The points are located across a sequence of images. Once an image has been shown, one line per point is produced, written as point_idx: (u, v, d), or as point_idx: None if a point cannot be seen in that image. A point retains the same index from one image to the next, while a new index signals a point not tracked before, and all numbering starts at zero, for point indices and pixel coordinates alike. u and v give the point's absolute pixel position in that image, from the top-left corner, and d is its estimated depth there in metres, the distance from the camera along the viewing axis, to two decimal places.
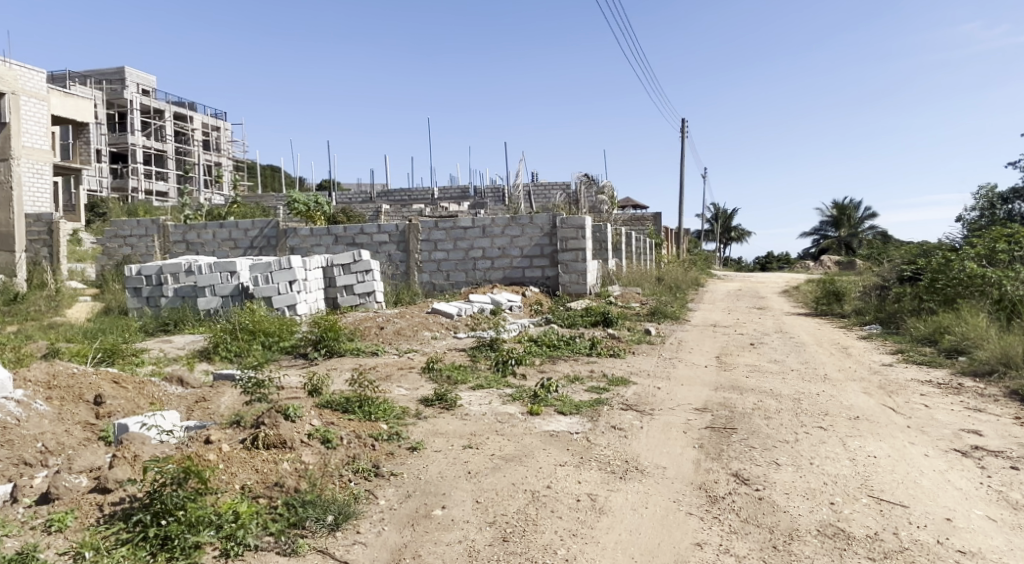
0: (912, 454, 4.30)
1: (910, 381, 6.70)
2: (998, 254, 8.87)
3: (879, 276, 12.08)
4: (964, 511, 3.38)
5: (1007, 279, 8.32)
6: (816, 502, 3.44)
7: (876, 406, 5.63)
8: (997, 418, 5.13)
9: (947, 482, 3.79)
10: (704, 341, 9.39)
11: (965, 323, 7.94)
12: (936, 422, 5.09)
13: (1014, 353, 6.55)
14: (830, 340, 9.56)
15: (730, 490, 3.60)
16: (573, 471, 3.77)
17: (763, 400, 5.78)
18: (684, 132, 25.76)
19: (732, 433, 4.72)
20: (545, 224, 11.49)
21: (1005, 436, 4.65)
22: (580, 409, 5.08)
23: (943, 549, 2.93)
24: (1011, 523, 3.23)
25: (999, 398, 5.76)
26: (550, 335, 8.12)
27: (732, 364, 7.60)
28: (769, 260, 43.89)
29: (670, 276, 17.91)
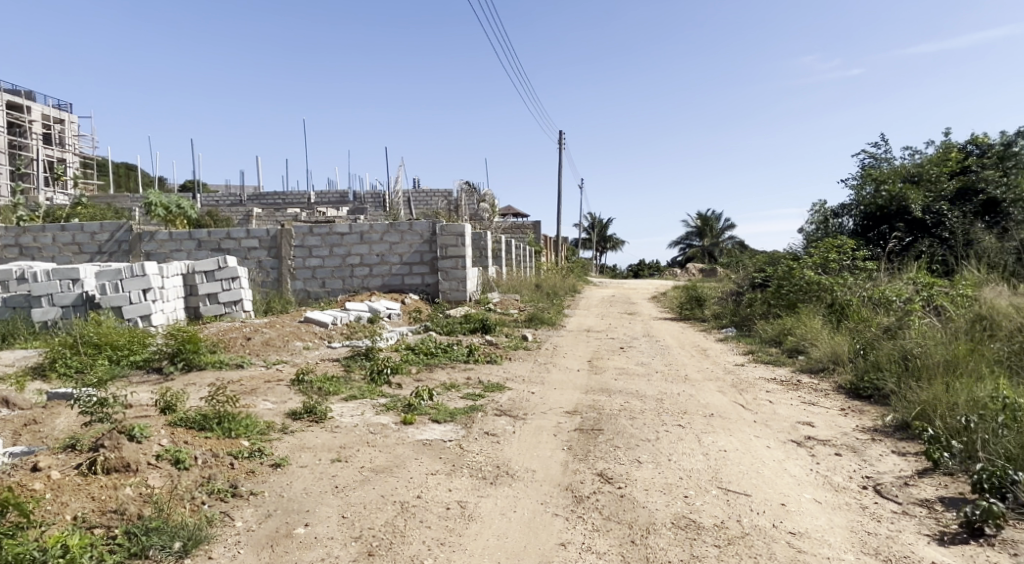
0: (756, 446, 4.71)
1: (758, 379, 7.34)
2: (831, 264, 9.87)
3: (736, 283, 13.12)
4: (796, 495, 3.75)
5: (838, 285, 9.22)
6: (671, 496, 3.68)
7: (728, 403, 6.10)
8: (827, 411, 5.75)
9: (784, 470, 4.19)
10: (577, 345, 9.74)
11: (804, 326, 8.81)
12: (778, 416, 5.61)
13: (842, 351, 7.36)
14: (692, 343, 10.25)
15: (595, 490, 3.76)
16: (444, 480, 3.78)
17: (629, 401, 6.09)
18: (561, 144, 26.67)
19: (599, 433, 4.93)
20: (424, 231, 11.43)
21: (832, 426, 5.22)
22: (454, 416, 5.10)
23: (777, 532, 3.24)
24: (833, 505, 3.62)
25: (829, 393, 6.45)
26: (427, 342, 8.08)
27: (602, 368, 7.95)
28: (642, 268, 46.29)
29: (548, 282, 18.42)
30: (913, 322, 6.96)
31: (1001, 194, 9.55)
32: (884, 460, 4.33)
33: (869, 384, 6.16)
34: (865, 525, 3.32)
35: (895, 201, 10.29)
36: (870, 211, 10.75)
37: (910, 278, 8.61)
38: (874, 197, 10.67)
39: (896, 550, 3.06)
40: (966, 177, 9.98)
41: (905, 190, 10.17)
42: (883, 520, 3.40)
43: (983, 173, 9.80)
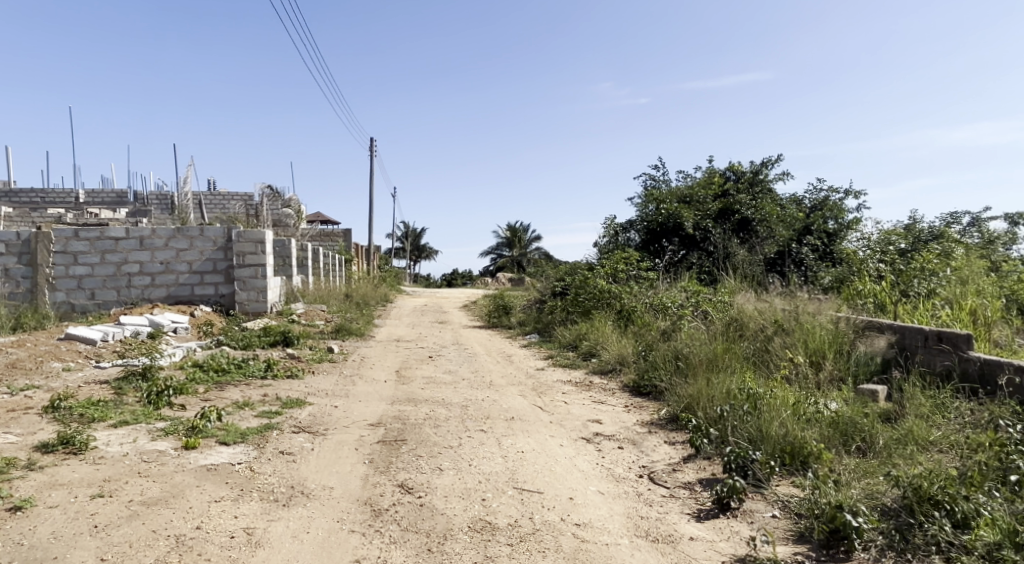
0: (551, 445, 5.01)
1: (555, 381, 7.83)
2: (620, 273, 10.83)
3: (540, 291, 13.89)
4: (583, 489, 4.04)
5: (625, 293, 10.15)
6: (469, 500, 3.77)
7: (527, 406, 6.41)
8: (614, 408, 6.29)
9: (574, 466, 4.50)
10: (385, 356, 9.61)
11: (597, 331, 9.57)
12: (571, 416, 6.02)
13: (627, 353, 8.11)
14: (498, 349, 10.63)
15: (394, 501, 3.73)
16: (230, 506, 3.50)
17: (434, 410, 6.14)
18: (371, 151, 26.30)
19: (402, 444, 4.90)
20: (218, 237, 10.54)
21: (617, 422, 5.72)
22: (245, 437, 4.75)
23: (565, 525, 3.46)
24: (613, 495, 3.96)
25: (616, 391, 7.07)
26: (218, 358, 7.45)
27: (409, 377, 7.93)
28: (454, 277, 47.04)
29: (358, 292, 17.99)
30: (684, 326, 7.89)
31: (751, 214, 11.18)
32: (657, 450, 4.84)
33: (648, 382, 6.87)
34: (639, 511, 3.68)
35: (672, 218, 11.58)
36: (651, 227, 11.98)
37: (683, 286, 9.73)
38: (655, 214, 11.93)
39: (662, 529, 3.43)
40: (725, 200, 11.54)
41: (679, 209, 11.50)
42: (654, 504, 3.79)
43: (739, 196, 11.41)
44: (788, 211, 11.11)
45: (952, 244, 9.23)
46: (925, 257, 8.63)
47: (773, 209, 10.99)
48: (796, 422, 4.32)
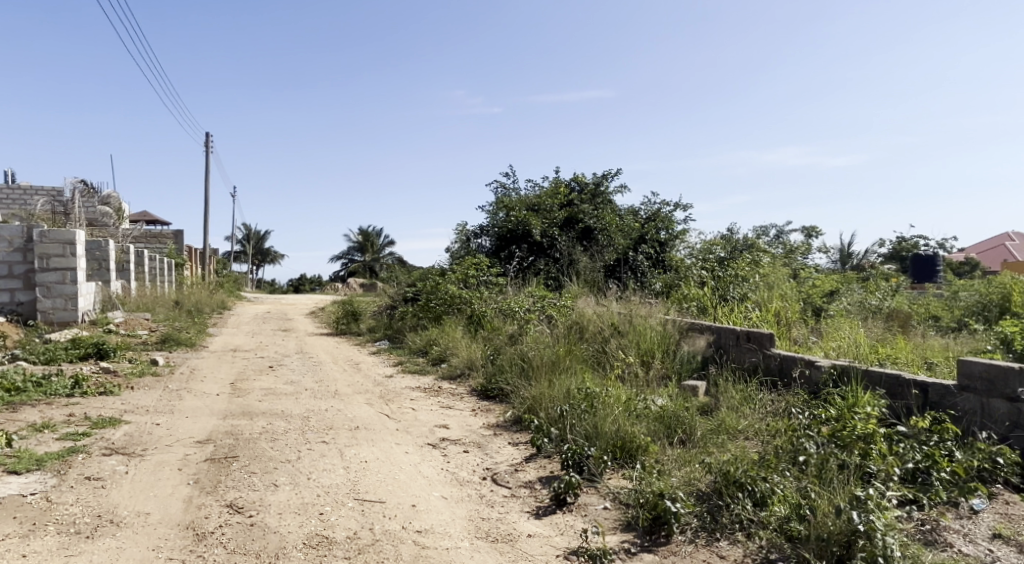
0: (395, 453, 4.93)
1: (404, 388, 7.73)
2: (470, 279, 10.92)
3: (391, 297, 13.67)
4: (426, 495, 4.02)
5: (475, 298, 10.27)
6: (305, 516, 3.60)
7: (374, 414, 6.27)
8: (461, 412, 6.33)
9: (418, 473, 4.45)
10: (220, 367, 8.94)
11: (447, 336, 9.59)
12: (418, 422, 5.97)
13: (476, 358, 8.22)
14: (345, 357, 10.30)
15: (221, 523, 3.47)
16: (17, 544, 3.06)
17: (272, 422, 5.80)
18: (208, 147, 24.44)
19: (233, 461, 4.57)
20: (16, 237, 9.28)
21: (463, 426, 5.76)
22: (42, 464, 4.18)
23: (405, 533, 3.41)
24: (456, 499, 3.97)
25: (464, 396, 7.13)
26: (11, 376, 6.49)
27: (246, 389, 7.43)
28: (302, 283, 44.94)
29: (191, 299, 16.59)
30: (530, 330, 8.14)
31: (593, 223, 11.83)
32: (501, 452, 4.94)
33: (495, 386, 7.00)
34: (481, 513, 3.73)
35: (520, 226, 11.92)
36: (501, 234, 12.26)
37: (530, 291, 10.04)
38: (505, 221, 12.21)
39: (501, 529, 3.50)
40: (570, 209, 12.09)
41: (528, 217, 11.91)
42: (495, 504, 3.86)
43: (582, 206, 12.03)
44: (625, 221, 11.85)
45: (760, 253, 10.38)
46: (739, 265, 9.66)
47: (612, 219, 11.71)
48: (627, 418, 4.61)
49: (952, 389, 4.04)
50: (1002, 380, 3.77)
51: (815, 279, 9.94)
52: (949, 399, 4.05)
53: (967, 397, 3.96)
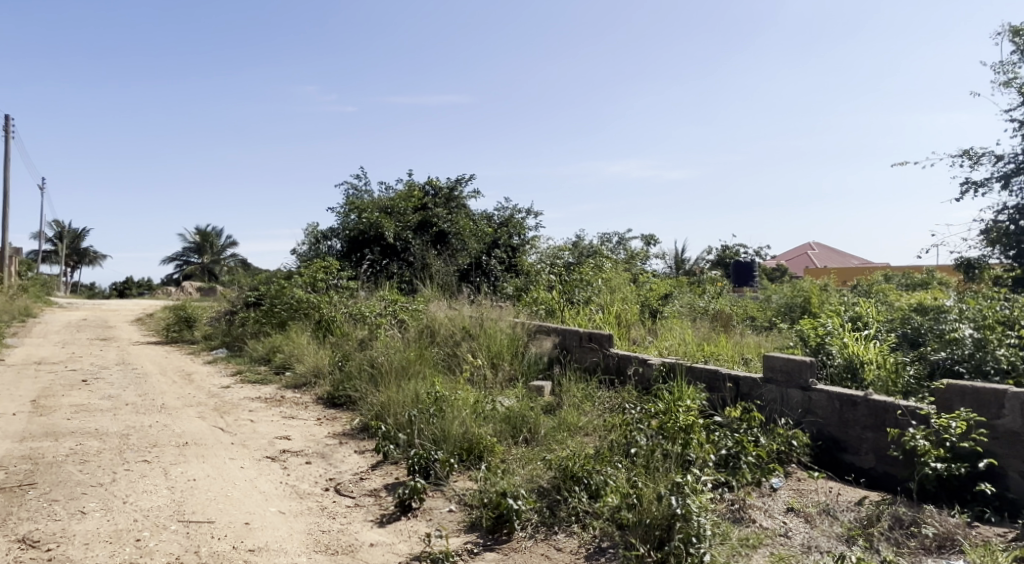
0: (229, 469, 4.60)
1: (242, 399, 7.24)
2: (319, 283, 10.45)
3: (230, 301, 12.76)
4: (262, 511, 3.79)
5: (324, 303, 9.84)
6: (119, 544, 3.25)
7: (206, 428, 5.81)
8: (304, 422, 6.05)
9: (254, 488, 4.19)
10: (18, 383, 7.83)
11: (292, 343, 9.13)
12: (256, 434, 5.62)
13: (323, 364, 7.90)
14: (175, 367, 9.45)
15: (11, 561, 3.03)
16: None
17: (82, 443, 5.17)
18: (7, 132, 21.35)
19: (30, 489, 4.02)
20: None
21: (306, 436, 5.51)
22: None
23: (236, 554, 3.20)
24: (294, 513, 3.79)
25: (309, 405, 6.82)
26: None
27: (51, 407, 6.56)
28: (127, 287, 40.68)
29: None
30: (380, 334, 7.97)
31: (447, 227, 11.84)
32: (346, 461, 4.79)
33: (342, 393, 6.77)
34: (321, 525, 3.59)
35: (372, 228, 11.65)
36: (352, 236, 11.91)
37: (382, 296, 9.83)
38: (357, 223, 11.86)
39: (343, 541, 3.39)
40: (424, 213, 12.00)
41: (380, 220, 11.66)
42: (337, 516, 3.74)
43: (436, 210, 11.99)
44: (478, 226, 11.99)
45: (602, 258, 10.98)
46: (584, 270, 10.15)
47: (465, 224, 11.78)
48: (474, 419, 4.66)
49: (759, 381, 4.54)
50: (798, 372, 4.30)
51: (653, 284, 10.71)
52: (757, 390, 4.56)
53: (770, 388, 4.48)
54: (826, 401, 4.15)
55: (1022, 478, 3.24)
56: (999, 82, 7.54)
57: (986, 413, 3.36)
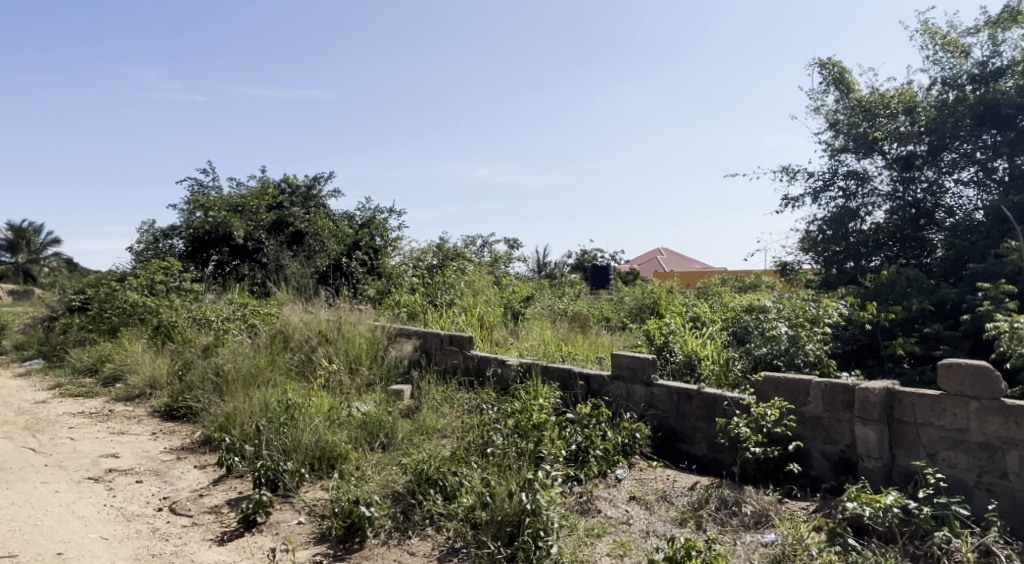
0: (40, 494, 4.09)
1: (60, 415, 6.46)
2: (158, 285, 9.54)
3: (48, 306, 11.34)
4: (79, 539, 3.41)
5: (163, 307, 9.01)
6: None
7: (13, 450, 5.12)
8: (136, 437, 5.53)
9: (70, 514, 3.76)
10: None
11: (124, 351, 8.29)
12: (77, 454, 5.04)
13: (161, 374, 7.25)
14: None
15: None
16: None
17: None
18: None
19: None
20: None
21: (138, 453, 5.03)
22: None
23: None
24: (120, 538, 3.45)
25: (142, 419, 6.24)
26: None
27: None
28: None
29: None
30: (228, 340, 7.44)
31: (305, 227, 11.31)
32: (184, 477, 4.44)
33: (183, 405, 6.26)
34: (151, 549, 3.30)
35: (220, 227, 10.87)
36: (197, 235, 11.04)
37: (230, 299, 9.19)
38: (202, 222, 10.99)
39: None
40: (278, 212, 11.39)
41: (229, 218, 10.90)
42: (170, 537, 3.45)
43: (292, 210, 11.42)
44: (339, 227, 11.59)
45: (465, 261, 11.05)
46: (447, 274, 10.16)
47: (324, 224, 11.34)
48: (327, 427, 4.50)
49: (607, 378, 4.81)
50: (642, 369, 4.59)
51: (515, 286, 10.95)
52: (605, 387, 4.82)
53: (617, 385, 4.75)
54: (665, 394, 4.48)
55: (822, 456, 3.68)
56: (811, 109, 8.52)
57: (795, 401, 3.79)
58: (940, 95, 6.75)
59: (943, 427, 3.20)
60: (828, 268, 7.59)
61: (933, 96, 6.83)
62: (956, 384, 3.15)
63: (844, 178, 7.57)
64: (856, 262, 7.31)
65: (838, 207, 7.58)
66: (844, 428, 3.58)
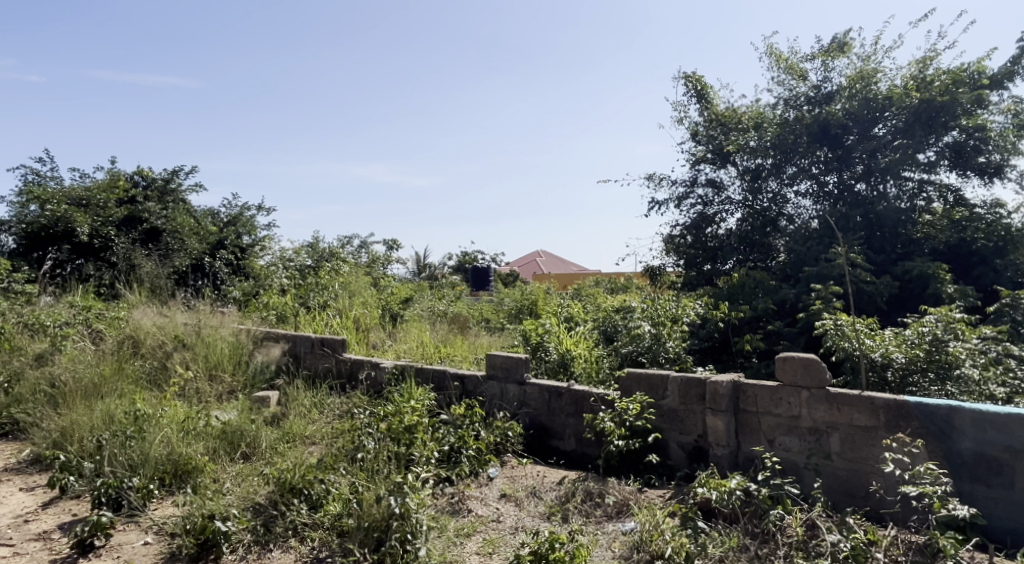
0: None
1: None
2: None
3: None
4: None
5: None
6: None
7: None
8: None
9: None
10: None
11: None
12: None
13: None
14: None
15: None
16: None
17: None
18: None
19: None
20: None
21: None
22: None
23: None
24: None
25: None
26: None
27: None
28: None
29: None
30: (67, 347, 6.68)
31: (161, 224, 10.41)
32: (7, 502, 3.95)
33: (9, 421, 5.56)
34: None
35: (58, 222, 9.74)
36: (30, 230, 9.83)
37: (70, 302, 8.27)
38: (37, 216, 9.77)
39: None
40: (130, 206, 10.39)
41: (71, 212, 9.79)
42: None
43: (146, 204, 10.46)
44: (201, 225, 10.78)
45: (340, 261, 10.69)
46: (320, 275, 9.78)
47: (184, 220, 10.52)
48: (181, 438, 4.18)
49: (481, 378, 4.85)
50: (514, 368, 4.67)
51: (392, 288, 10.76)
52: (479, 387, 4.86)
53: (491, 384, 4.81)
54: (537, 393, 4.59)
55: (678, 446, 3.93)
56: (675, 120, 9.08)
57: (655, 395, 4.02)
58: (782, 113, 7.45)
59: (780, 415, 3.53)
60: (689, 271, 8.12)
61: (777, 114, 7.51)
62: (790, 375, 3.48)
63: (703, 187, 8.15)
64: (713, 265, 7.89)
65: (697, 213, 8.14)
66: (697, 419, 3.84)
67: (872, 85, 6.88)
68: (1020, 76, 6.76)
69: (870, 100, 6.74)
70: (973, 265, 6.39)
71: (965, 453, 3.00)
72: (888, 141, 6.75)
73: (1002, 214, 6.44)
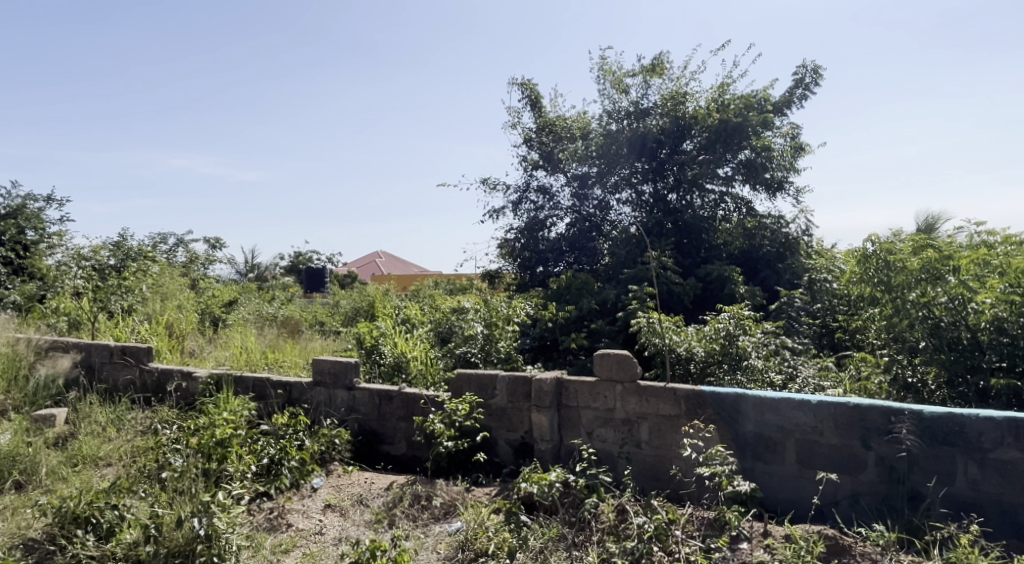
0: None
1: None
2: None
3: None
4: None
5: None
6: None
7: None
8: None
9: None
10: None
11: None
12: None
13: None
14: None
15: None
16: None
17: None
18: None
19: None
20: None
21: None
22: None
23: None
24: None
25: None
26: None
27: None
28: None
29: None
30: None
31: None
32: None
33: None
34: None
35: None
36: None
37: None
38: None
39: None
40: None
41: None
42: None
43: None
44: None
45: (149, 260, 9.57)
46: (125, 276, 8.74)
47: None
48: None
49: (307, 385, 4.61)
50: (343, 373, 4.50)
51: (214, 290, 9.93)
52: (305, 394, 4.62)
53: (318, 391, 4.60)
54: (367, 398, 4.46)
55: (506, 443, 4.03)
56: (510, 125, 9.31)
57: (484, 395, 4.08)
58: (606, 125, 7.85)
59: (597, 408, 3.75)
60: (522, 273, 8.38)
61: (601, 125, 7.91)
62: (607, 370, 3.71)
63: (535, 193, 8.44)
64: (544, 267, 8.23)
65: (530, 218, 8.41)
66: (523, 416, 3.96)
67: (681, 105, 7.56)
68: (795, 104, 7.81)
69: (679, 118, 7.46)
70: (760, 269, 7.26)
71: (749, 434, 3.38)
72: (694, 156, 7.47)
73: (782, 224, 7.41)
